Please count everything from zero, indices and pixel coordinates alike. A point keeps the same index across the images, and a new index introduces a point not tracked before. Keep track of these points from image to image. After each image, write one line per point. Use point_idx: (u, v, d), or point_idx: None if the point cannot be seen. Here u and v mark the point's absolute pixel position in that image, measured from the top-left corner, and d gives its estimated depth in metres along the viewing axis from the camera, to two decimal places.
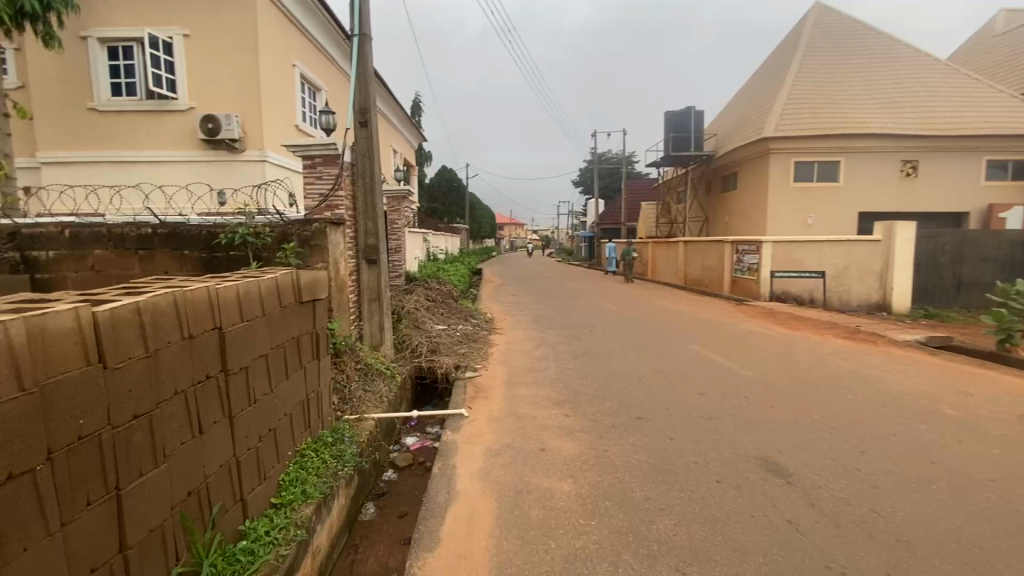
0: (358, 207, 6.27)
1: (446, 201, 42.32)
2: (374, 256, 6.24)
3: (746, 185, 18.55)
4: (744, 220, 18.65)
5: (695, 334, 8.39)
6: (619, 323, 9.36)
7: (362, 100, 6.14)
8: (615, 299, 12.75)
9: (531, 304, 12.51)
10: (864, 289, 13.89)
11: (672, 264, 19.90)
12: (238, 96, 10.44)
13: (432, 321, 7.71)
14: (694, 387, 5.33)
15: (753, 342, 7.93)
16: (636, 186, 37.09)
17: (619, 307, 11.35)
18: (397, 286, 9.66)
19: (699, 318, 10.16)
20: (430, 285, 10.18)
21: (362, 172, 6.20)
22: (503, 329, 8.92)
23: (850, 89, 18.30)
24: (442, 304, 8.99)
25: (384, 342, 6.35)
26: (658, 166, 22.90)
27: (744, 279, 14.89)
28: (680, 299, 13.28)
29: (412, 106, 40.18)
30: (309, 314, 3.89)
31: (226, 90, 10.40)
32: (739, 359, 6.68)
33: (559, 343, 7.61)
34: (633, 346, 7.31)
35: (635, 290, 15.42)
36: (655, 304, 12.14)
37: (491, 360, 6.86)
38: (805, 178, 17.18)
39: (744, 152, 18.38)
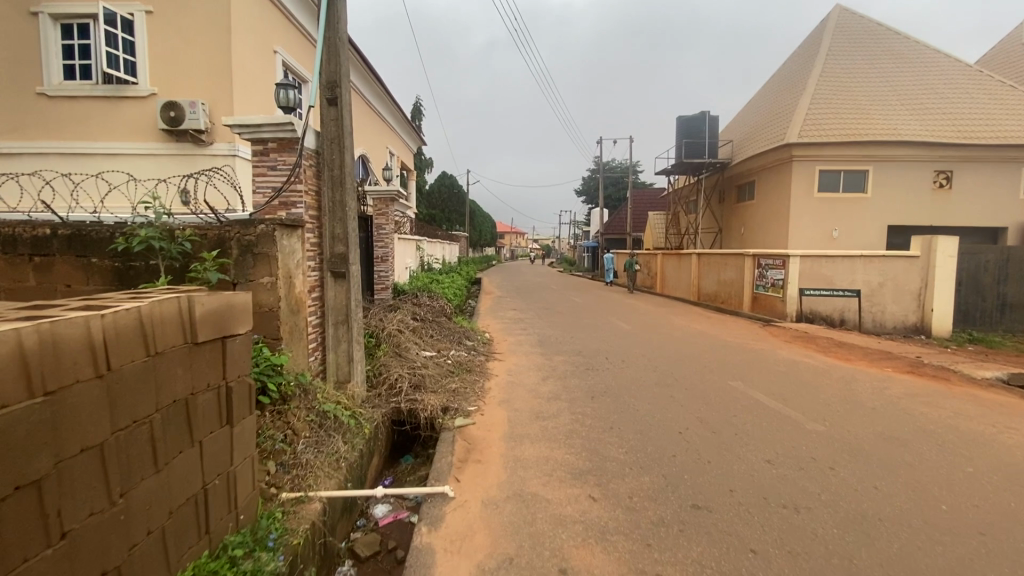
0: (323, 205, 4.96)
1: (445, 208, 41.06)
2: (343, 268, 4.94)
3: (765, 195, 17.29)
4: (763, 233, 17.36)
5: (730, 366, 7.05)
6: (637, 349, 8.01)
7: (331, 71, 4.86)
8: (626, 318, 11.39)
9: (534, 321, 11.19)
10: (900, 309, 12.60)
11: (684, 278, 18.59)
12: (206, 83, 9.20)
13: (418, 347, 6.37)
14: (755, 451, 4.02)
15: (803, 376, 6.62)
16: (642, 196, 35.86)
17: (634, 329, 9.99)
18: (382, 302, 8.31)
19: (728, 343, 8.80)
20: (420, 300, 8.82)
21: (329, 161, 4.91)
22: (502, 354, 7.58)
23: (877, 94, 17.12)
24: (433, 323, 7.61)
25: (354, 378, 5.03)
26: (668, 173, 21.66)
27: (766, 296, 13.55)
28: (700, 319, 11.91)
29: (412, 110, 38.98)
30: (213, 359, 2.58)
31: (193, 76, 9.18)
32: (796, 405, 5.36)
33: (570, 376, 6.27)
34: (661, 382, 6.00)
35: (648, 307, 14.06)
36: (673, 323, 10.84)
37: (488, 399, 5.52)
38: (830, 188, 15.94)
39: (763, 160, 17.15)
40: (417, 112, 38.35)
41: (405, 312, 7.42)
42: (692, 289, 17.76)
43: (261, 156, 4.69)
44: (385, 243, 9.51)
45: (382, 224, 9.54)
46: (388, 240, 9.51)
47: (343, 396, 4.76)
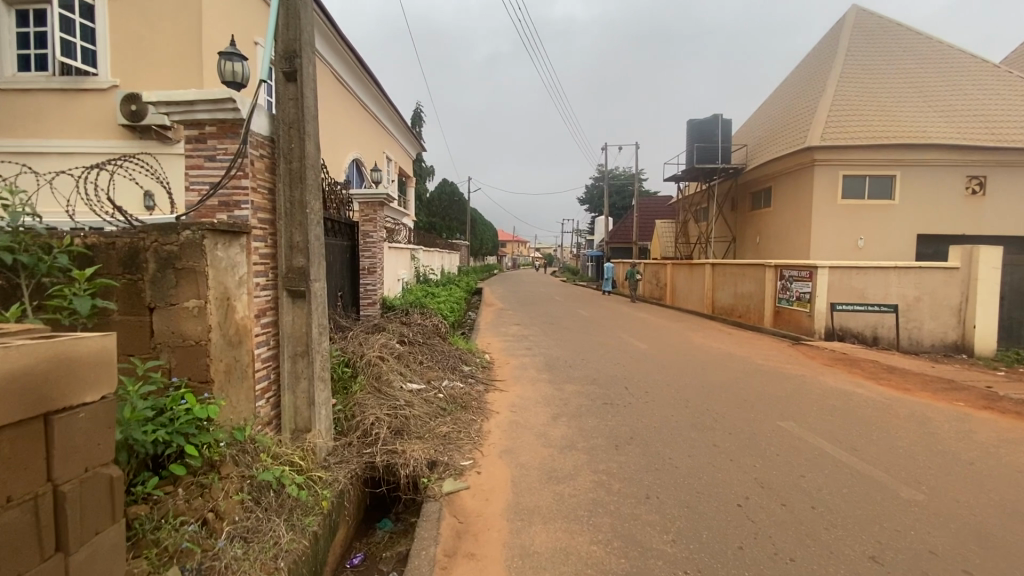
0: (279, 206, 3.92)
1: (446, 216, 40.05)
2: (302, 286, 3.90)
3: (783, 202, 16.26)
4: (782, 242, 16.31)
5: (774, 399, 5.95)
6: (659, 376, 6.93)
7: (289, 39, 3.86)
8: (641, 336, 10.30)
9: (538, 338, 10.10)
10: (940, 326, 11.50)
11: (696, 289, 17.51)
12: (174, 75, 8.24)
13: (403, 380, 5.30)
14: (849, 542, 2.94)
15: (865, 413, 5.52)
16: (649, 204, 34.81)
17: (651, 350, 8.90)
18: (365, 321, 7.23)
19: (761, 368, 7.70)
20: (412, 318, 7.73)
21: (286, 151, 3.89)
22: (504, 383, 6.51)
23: (901, 96, 16.14)
24: (425, 347, 6.52)
25: (316, 425, 3.97)
26: (678, 180, 20.64)
27: (791, 310, 12.46)
28: (722, 336, 10.82)
29: (413, 116, 38.16)
30: (19, 459, 1.56)
31: (160, 68, 8.22)
32: (873, 458, 4.27)
33: (585, 415, 5.20)
34: (698, 424, 4.91)
35: (662, 322, 12.98)
36: (694, 342, 9.77)
37: (486, 447, 4.44)
38: (854, 194, 14.90)
39: (782, 165, 16.13)
40: (417, 118, 37.52)
41: (391, 333, 6.36)
42: (706, 302, 16.68)
43: (195, 143, 3.66)
44: (372, 253, 8.48)
45: (368, 231, 8.48)
46: (376, 249, 8.48)
47: (301, 453, 3.71)
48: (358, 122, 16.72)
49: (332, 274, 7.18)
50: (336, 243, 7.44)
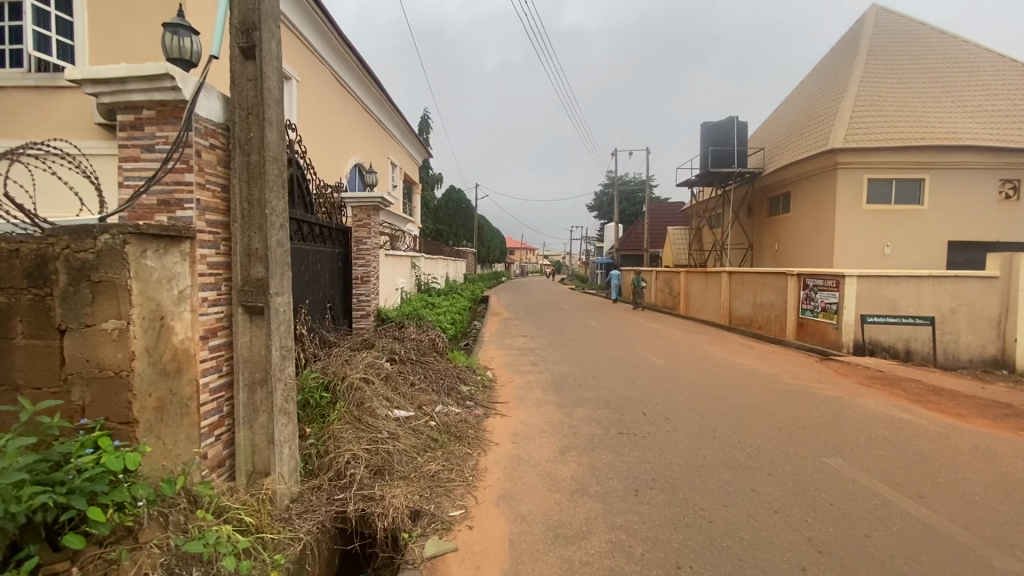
0: (235, 207, 3.29)
1: (452, 223, 39.49)
2: (260, 301, 3.26)
3: (803, 207, 15.50)
4: (802, 249, 15.53)
5: (813, 429, 5.22)
6: (680, 398, 6.22)
7: (247, 8, 3.24)
8: (656, 351, 9.57)
9: (546, 352, 9.41)
10: (978, 339, 10.65)
11: (712, 298, 16.75)
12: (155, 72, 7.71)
13: (390, 406, 4.65)
14: None
15: (921, 447, 4.78)
16: (660, 210, 34.02)
17: (668, 366, 8.17)
18: (355, 336, 6.60)
19: (792, 388, 6.96)
20: (406, 331, 7.07)
21: (242, 141, 3.26)
22: (508, 407, 5.82)
23: (928, 95, 15.34)
24: (419, 365, 5.87)
25: (276, 468, 3.31)
26: (691, 185, 19.91)
27: (816, 322, 11.67)
28: (743, 350, 10.09)
29: (419, 122, 37.77)
30: None
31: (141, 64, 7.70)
32: (945, 510, 3.56)
33: (599, 448, 4.51)
34: (730, 462, 4.20)
35: (677, 333, 12.26)
36: (713, 358, 9.03)
37: (481, 491, 3.76)
38: (880, 199, 14.11)
39: (802, 168, 15.38)
40: (423, 125, 37.09)
41: (381, 350, 5.71)
42: (723, 312, 15.90)
43: (130, 131, 3.05)
44: (364, 261, 7.80)
45: (361, 237, 7.79)
46: (369, 256, 7.79)
47: (254, 506, 3.05)
48: (362, 125, 16.21)
49: (320, 284, 6.57)
50: (325, 250, 6.82)
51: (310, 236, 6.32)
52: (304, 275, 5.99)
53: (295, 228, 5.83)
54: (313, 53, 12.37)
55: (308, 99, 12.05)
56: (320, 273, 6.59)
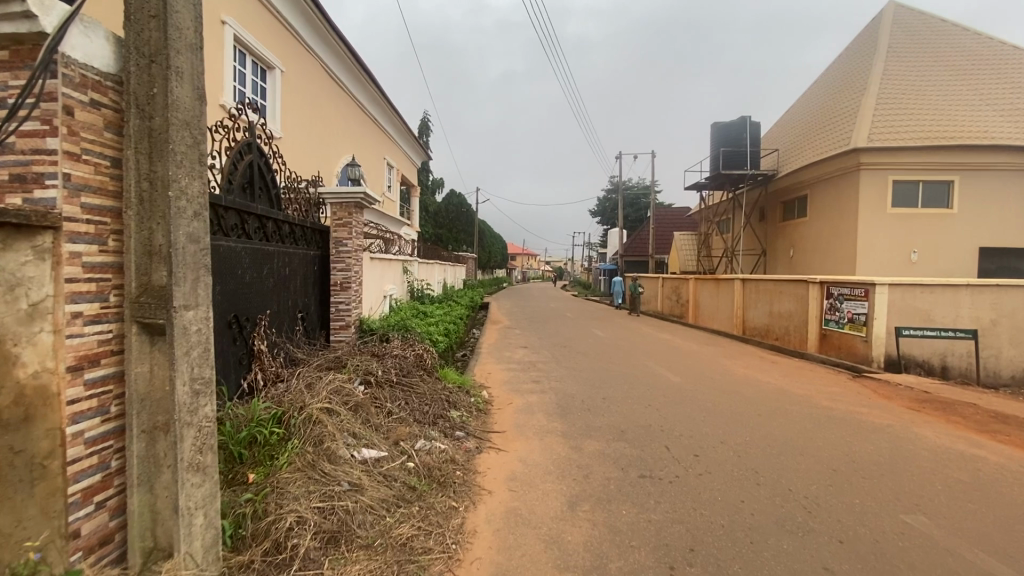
0: (129, 189, 2.40)
1: (453, 228, 38.67)
2: (160, 317, 2.36)
3: (822, 211, 14.61)
4: (821, 255, 14.62)
5: (874, 471, 4.31)
6: (707, 428, 5.30)
7: None
8: (670, 367, 8.65)
9: (548, 367, 8.52)
10: (1022, 355, 9.70)
11: (724, 307, 15.82)
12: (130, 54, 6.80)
13: (356, 445, 3.74)
14: None
15: (1014, 499, 3.86)
16: (666, 216, 33.14)
17: (687, 386, 7.24)
18: (328, 353, 5.71)
19: (832, 415, 6.05)
20: (389, 345, 6.15)
21: (139, 100, 2.38)
22: (505, 439, 4.91)
23: (955, 94, 14.49)
24: (401, 389, 4.97)
25: (181, 549, 2.40)
26: (701, 188, 19.04)
27: (842, 335, 10.74)
28: (767, 366, 9.15)
29: (420, 125, 37.09)
30: None
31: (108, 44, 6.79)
32: None
33: (617, 501, 3.60)
34: (785, 525, 3.29)
35: (691, 345, 11.35)
36: (735, 375, 8.12)
37: (465, 568, 2.83)
38: (905, 202, 13.23)
39: (820, 170, 14.51)
40: (424, 128, 36.38)
41: (356, 371, 4.81)
42: (736, 322, 14.97)
43: None
44: (344, 265, 6.80)
45: (340, 238, 6.79)
46: (350, 260, 6.78)
47: None
48: (359, 124, 15.26)
49: (289, 291, 5.67)
50: (296, 253, 5.93)
51: (277, 237, 5.43)
52: (267, 282, 5.09)
53: (256, 227, 4.94)
54: (304, 46, 11.39)
55: (298, 92, 11.17)
56: (289, 279, 5.69)
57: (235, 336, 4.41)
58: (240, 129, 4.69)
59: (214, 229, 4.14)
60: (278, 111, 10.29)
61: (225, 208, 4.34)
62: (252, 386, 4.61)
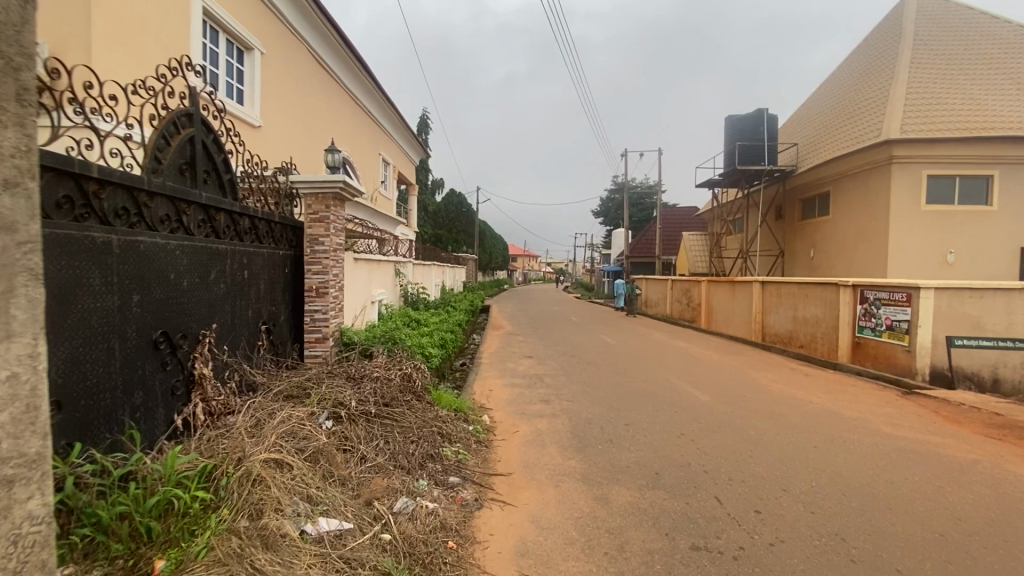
0: None
1: (452, 228, 37.59)
2: None
3: (847, 209, 13.59)
4: (846, 256, 13.60)
5: (992, 536, 3.31)
6: (759, 469, 4.30)
7: None
8: (696, 383, 7.64)
9: (557, 382, 7.51)
10: None
11: (741, 311, 14.81)
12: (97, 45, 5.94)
13: (308, 513, 2.73)
14: None
15: None
16: (673, 215, 32.15)
17: (721, 408, 6.24)
18: (297, 373, 4.72)
19: (902, 448, 5.04)
20: (373, 362, 5.16)
21: None
22: (511, 486, 3.91)
23: (990, 81, 13.47)
24: (381, 422, 3.97)
25: None
26: (714, 185, 18.02)
27: (880, 344, 9.73)
28: (803, 381, 8.15)
29: (418, 123, 35.97)
30: None
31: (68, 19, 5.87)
32: None
33: None
34: None
35: (712, 355, 10.33)
36: (772, 394, 7.11)
37: None
38: (941, 198, 12.23)
39: (845, 164, 13.48)
40: (423, 125, 35.40)
41: (324, 400, 3.83)
42: (755, 327, 13.96)
43: None
44: (321, 267, 5.76)
45: (315, 235, 5.76)
46: (327, 261, 5.76)
47: None
48: (353, 116, 14.26)
49: (248, 300, 4.68)
50: (259, 253, 4.94)
51: (234, 235, 4.46)
52: (216, 290, 4.12)
53: (201, 220, 3.97)
54: (289, 27, 10.36)
55: (281, 77, 10.15)
56: (249, 284, 4.72)
57: (166, 360, 3.44)
58: (177, 96, 3.71)
59: (131, 221, 3.17)
60: (256, 95, 9.28)
61: (151, 195, 3.36)
62: (190, 421, 3.63)
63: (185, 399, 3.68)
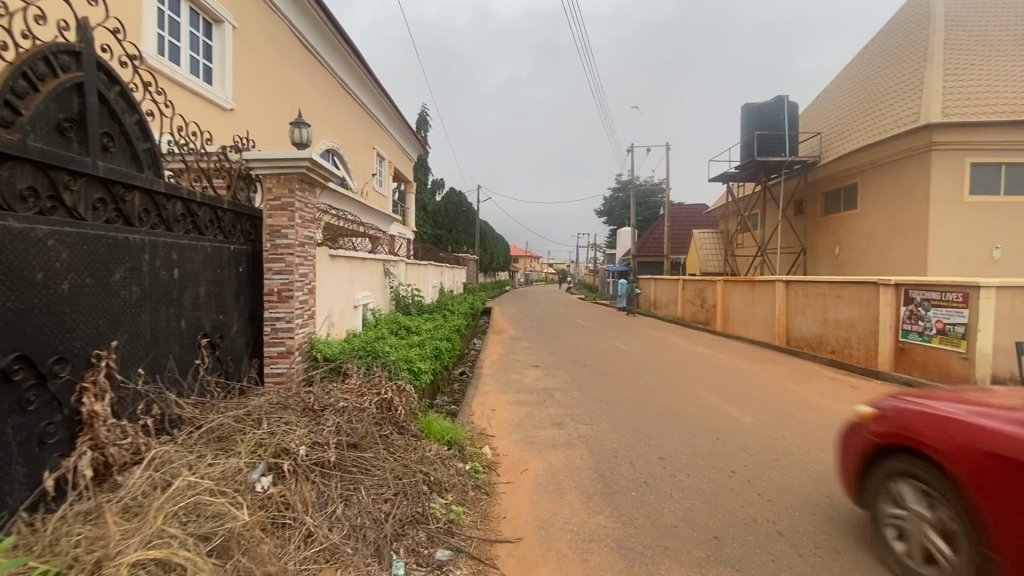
0: None
1: (453, 228, 36.52)
2: None
3: (877, 201, 12.53)
4: (876, 252, 12.53)
5: None
6: (846, 526, 3.27)
7: None
8: (732, 400, 6.55)
9: (569, 398, 6.46)
10: None
11: (762, 313, 13.73)
12: None
13: None
14: None
15: None
16: (682, 213, 31.16)
17: (771, 433, 5.17)
18: (245, 399, 3.67)
19: None
20: (343, 384, 4.08)
21: None
22: (521, 560, 2.84)
23: None
24: (342, 474, 2.89)
25: None
26: (729, 178, 16.94)
27: (929, 350, 8.67)
28: (852, 395, 7.06)
29: (418, 121, 34.89)
30: None
31: None
32: None
33: None
34: None
35: (739, 363, 9.27)
36: (823, 413, 6.04)
37: None
38: (985, 188, 11.16)
39: (877, 152, 12.41)
40: (422, 122, 34.44)
41: (263, 446, 2.78)
42: (779, 330, 12.87)
43: None
44: (285, 265, 4.71)
45: (277, 226, 4.72)
46: (292, 258, 4.71)
47: None
48: (343, 106, 13.24)
49: (181, 306, 3.64)
50: (200, 247, 3.91)
51: (157, 223, 3.42)
52: (125, 295, 3.08)
53: (98, 200, 2.93)
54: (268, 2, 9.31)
55: (258, 57, 9.12)
56: (182, 286, 3.67)
57: (26, 398, 2.41)
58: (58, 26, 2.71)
59: None
60: (228, 73, 8.24)
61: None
62: (71, 480, 2.59)
63: (67, 447, 2.65)
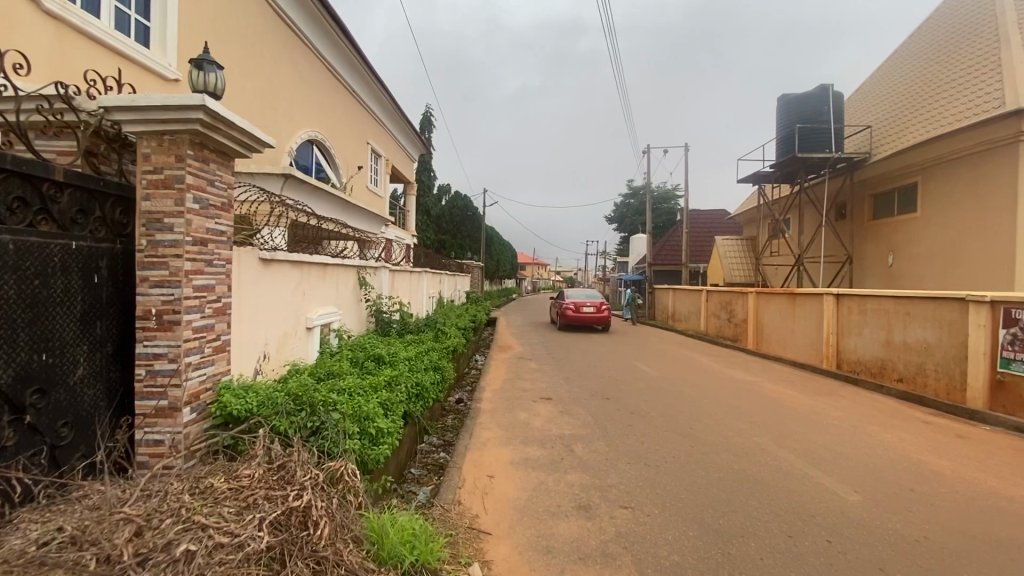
0: None
1: (457, 233, 34.91)
2: None
3: (945, 202, 10.74)
4: (943, 262, 10.74)
5: None
6: None
7: None
8: (813, 460, 4.85)
9: (593, 455, 4.80)
10: None
11: (805, 330, 11.96)
12: None
13: None
14: None
15: None
16: (703, 220, 29.57)
17: (900, 532, 3.45)
18: (46, 516, 2.09)
19: None
20: (233, 478, 2.42)
21: None
22: None
23: None
24: None
25: None
26: (762, 177, 15.23)
27: None
28: (972, 452, 5.26)
29: (422, 121, 33.38)
30: None
31: None
32: None
33: None
34: None
35: (796, 396, 7.53)
36: (950, 487, 4.31)
37: None
38: None
39: (946, 146, 10.62)
40: (426, 123, 33.01)
41: None
42: (829, 351, 11.05)
43: None
44: (167, 272, 3.03)
45: (157, 213, 3.05)
46: (178, 262, 3.03)
47: None
48: (330, 92, 11.69)
49: None
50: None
51: None
52: None
53: None
54: None
55: (216, 23, 7.58)
56: None
57: None
58: None
59: None
60: (172, 36, 6.70)
61: None
62: None
63: None
